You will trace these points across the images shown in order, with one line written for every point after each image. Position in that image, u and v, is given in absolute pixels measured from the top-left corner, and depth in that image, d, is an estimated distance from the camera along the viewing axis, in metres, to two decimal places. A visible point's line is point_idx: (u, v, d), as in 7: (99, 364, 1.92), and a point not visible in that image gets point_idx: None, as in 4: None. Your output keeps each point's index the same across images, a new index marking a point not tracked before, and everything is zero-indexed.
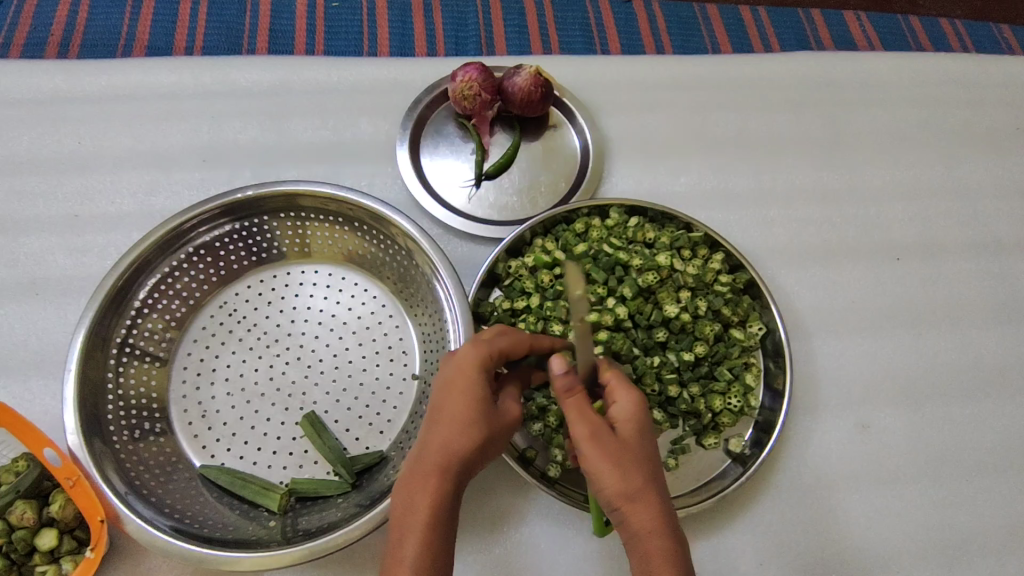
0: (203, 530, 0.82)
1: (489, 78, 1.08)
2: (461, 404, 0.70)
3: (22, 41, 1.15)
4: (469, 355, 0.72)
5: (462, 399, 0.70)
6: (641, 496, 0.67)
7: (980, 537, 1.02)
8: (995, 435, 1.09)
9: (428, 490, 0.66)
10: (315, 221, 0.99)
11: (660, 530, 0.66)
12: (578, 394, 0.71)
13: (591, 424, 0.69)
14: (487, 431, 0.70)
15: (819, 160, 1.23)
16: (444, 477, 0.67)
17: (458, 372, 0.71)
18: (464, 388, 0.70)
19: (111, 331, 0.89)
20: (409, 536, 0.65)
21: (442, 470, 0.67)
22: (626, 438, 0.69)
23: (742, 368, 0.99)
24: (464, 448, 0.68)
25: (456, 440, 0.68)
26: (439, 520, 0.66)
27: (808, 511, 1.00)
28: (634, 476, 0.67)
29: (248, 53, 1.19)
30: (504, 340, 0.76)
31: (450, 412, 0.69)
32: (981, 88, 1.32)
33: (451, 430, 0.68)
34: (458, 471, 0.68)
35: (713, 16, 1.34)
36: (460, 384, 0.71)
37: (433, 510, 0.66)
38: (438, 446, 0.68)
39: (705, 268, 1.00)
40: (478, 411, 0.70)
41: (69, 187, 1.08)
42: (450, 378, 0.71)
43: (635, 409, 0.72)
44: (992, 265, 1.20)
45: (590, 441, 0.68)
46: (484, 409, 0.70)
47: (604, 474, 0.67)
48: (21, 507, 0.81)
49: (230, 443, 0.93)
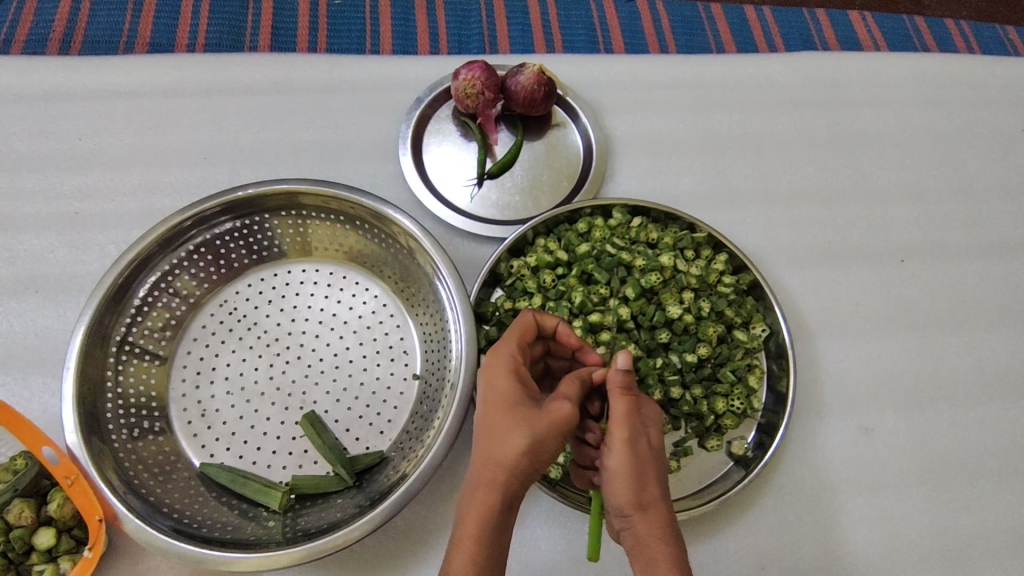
0: (201, 530, 0.82)
1: (492, 77, 1.07)
2: (499, 413, 0.70)
3: (22, 38, 1.14)
4: (497, 364, 0.74)
5: (503, 407, 0.70)
6: (653, 505, 0.68)
7: (983, 540, 1.02)
8: (1000, 440, 1.08)
9: (477, 502, 0.65)
10: (316, 219, 0.99)
11: (667, 537, 0.67)
12: (631, 394, 0.72)
13: (630, 429, 0.69)
14: (535, 436, 0.67)
15: (824, 161, 1.22)
16: (495, 488, 0.66)
17: (491, 383, 0.73)
18: (502, 395, 0.71)
19: (110, 329, 0.88)
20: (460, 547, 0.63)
21: (490, 481, 0.66)
22: (652, 448, 0.70)
23: (746, 370, 0.98)
24: (512, 455, 0.66)
25: (500, 449, 0.67)
26: (490, 531, 0.64)
27: (811, 515, 0.99)
28: (652, 485, 0.68)
29: (250, 50, 1.18)
30: (518, 334, 0.78)
31: (493, 418, 0.70)
32: (986, 92, 1.31)
33: (496, 439, 0.68)
34: (508, 480, 0.66)
35: (717, 15, 1.33)
36: (498, 392, 0.72)
37: (486, 521, 0.64)
38: (487, 451, 0.68)
39: (708, 269, 1.00)
40: (519, 412, 0.69)
41: (68, 185, 1.07)
42: (487, 389, 0.73)
43: (658, 421, 0.75)
44: (998, 267, 1.19)
45: (625, 444, 0.68)
46: (524, 411, 0.69)
47: (622, 478, 0.68)
48: (18, 506, 0.81)
49: (229, 442, 0.93)
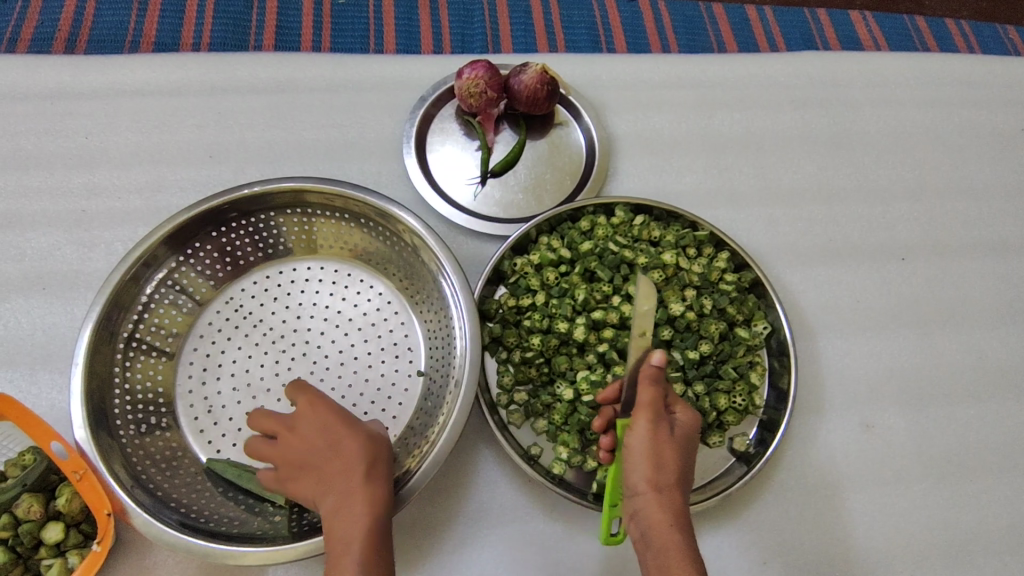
0: (209, 524, 0.82)
1: (495, 76, 1.07)
2: (335, 435, 0.76)
3: (28, 37, 1.15)
4: (315, 401, 0.80)
5: (336, 431, 0.77)
6: (669, 491, 0.71)
7: (983, 536, 1.03)
8: (1000, 437, 1.09)
9: (356, 511, 0.72)
10: (322, 217, 0.99)
11: (678, 525, 0.69)
12: (659, 387, 0.75)
13: (655, 415, 0.73)
14: (375, 441, 0.78)
15: (826, 161, 1.22)
16: (366, 490, 0.74)
17: (314, 419, 0.78)
18: (329, 422, 0.77)
19: (118, 326, 0.89)
20: (350, 552, 0.70)
21: (358, 489, 0.73)
22: (677, 440, 0.74)
23: (747, 367, 0.99)
24: (366, 459, 0.76)
25: (356, 461, 0.75)
26: (378, 522, 0.73)
27: (812, 511, 1.00)
28: (670, 471, 0.71)
29: (255, 49, 1.18)
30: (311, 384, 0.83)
31: (335, 442, 0.76)
32: (986, 91, 1.32)
33: (346, 456, 0.75)
34: (374, 480, 0.75)
35: (719, 15, 1.34)
36: (330, 416, 0.78)
37: (373, 517, 0.72)
38: (340, 471, 0.74)
39: (710, 267, 1.01)
40: (358, 429, 0.78)
41: (75, 183, 1.08)
42: (310, 427, 0.77)
43: (691, 424, 0.77)
44: (997, 266, 1.20)
45: (648, 425, 0.72)
46: (354, 427, 0.78)
47: (640, 457, 0.71)
48: (27, 501, 0.81)
49: (236, 438, 0.94)
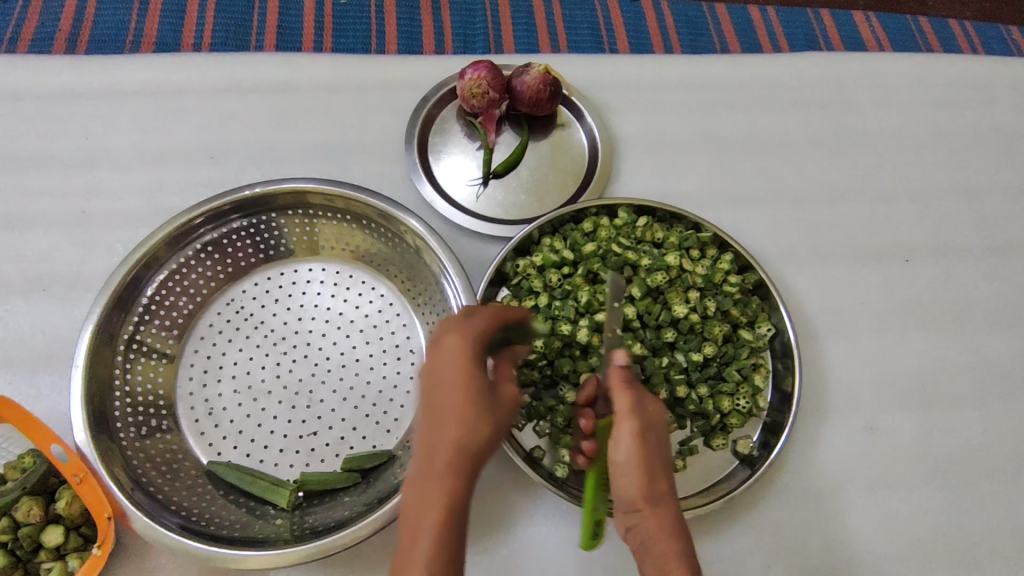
0: (210, 528, 0.82)
1: (497, 77, 1.07)
2: (460, 398, 0.67)
3: (29, 37, 1.15)
4: (450, 348, 0.70)
5: (461, 394, 0.67)
6: (661, 499, 0.70)
7: (988, 540, 1.02)
8: (1005, 439, 1.08)
9: (434, 488, 0.64)
10: (323, 218, 0.99)
11: (674, 533, 0.68)
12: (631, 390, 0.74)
13: (638, 422, 0.71)
14: (496, 422, 0.68)
15: (829, 162, 1.22)
16: (459, 472, 0.65)
17: (451, 368, 0.68)
18: (459, 379, 0.68)
19: (118, 328, 0.89)
20: (421, 539, 0.62)
21: (452, 468, 0.65)
22: (658, 444, 0.72)
23: (751, 369, 0.98)
24: (475, 439, 0.66)
25: (464, 436, 0.66)
26: (458, 513, 0.64)
27: (817, 514, 1.00)
28: (660, 479, 0.70)
29: (256, 50, 1.18)
30: (487, 323, 0.74)
31: (445, 407, 0.67)
32: (990, 92, 1.31)
33: (460, 427, 0.66)
34: (467, 462, 0.66)
35: (721, 15, 1.33)
36: (455, 374, 0.68)
37: (452, 507, 0.63)
38: (435, 443, 0.66)
39: (714, 269, 1.00)
40: (476, 403, 0.67)
41: (76, 184, 1.08)
42: (442, 372, 0.68)
43: (665, 420, 0.76)
44: (1002, 267, 1.20)
45: (636, 437, 0.70)
46: (484, 398, 0.68)
47: (633, 472, 0.69)
48: (27, 504, 0.81)
49: (237, 441, 0.93)
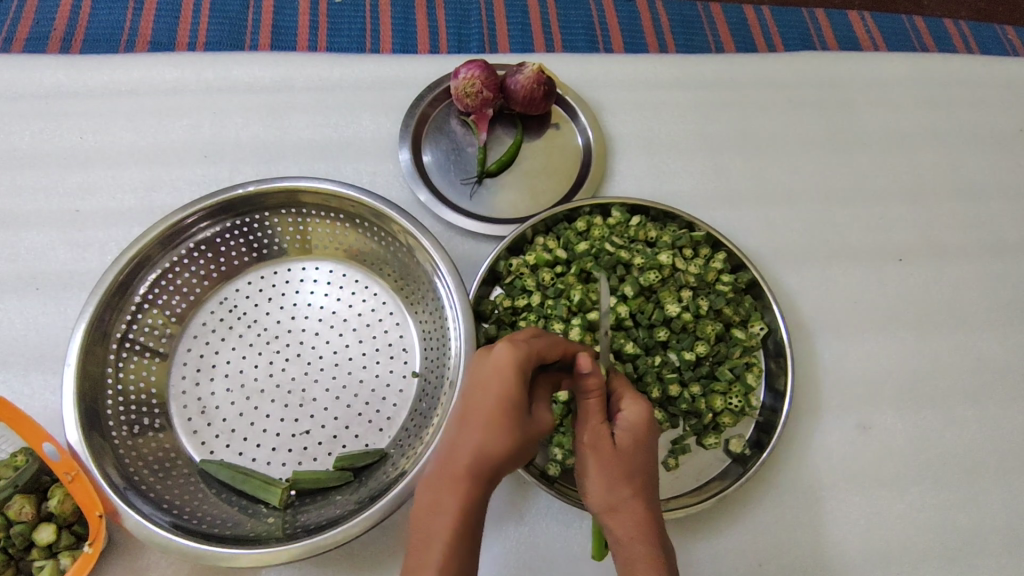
0: (201, 526, 0.82)
1: (491, 76, 1.07)
2: (493, 410, 0.68)
3: (24, 37, 1.15)
4: (502, 360, 0.70)
5: (495, 409, 0.68)
6: (626, 505, 0.69)
7: (980, 539, 1.02)
8: (998, 439, 1.08)
9: (455, 494, 0.66)
10: (316, 217, 0.99)
11: (641, 538, 0.68)
12: (595, 397, 0.72)
13: (594, 432, 0.72)
14: (521, 442, 0.69)
15: (823, 161, 1.22)
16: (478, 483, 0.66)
17: (493, 379, 0.69)
18: (496, 393, 0.69)
19: (111, 326, 0.89)
20: (432, 542, 0.64)
21: (471, 476, 0.66)
22: (623, 451, 0.71)
23: (744, 368, 0.98)
24: (498, 454, 0.67)
25: (488, 447, 0.67)
26: (471, 525, 0.65)
27: (809, 514, 1.00)
28: (622, 486, 0.70)
29: (251, 49, 1.18)
30: (539, 342, 0.74)
31: (478, 416, 0.68)
32: (984, 91, 1.31)
33: (487, 439, 0.67)
34: (486, 476, 0.67)
35: (716, 15, 1.34)
36: (492, 384, 0.69)
37: (466, 517, 0.65)
38: (463, 449, 0.68)
39: (707, 268, 1.00)
40: (509, 418, 0.68)
41: (70, 182, 1.08)
42: (485, 378, 0.70)
43: (641, 423, 0.73)
44: (996, 267, 1.20)
45: (589, 448, 0.71)
46: (517, 416, 0.69)
47: (592, 479, 0.71)
48: (19, 502, 0.81)
49: (229, 439, 0.93)
